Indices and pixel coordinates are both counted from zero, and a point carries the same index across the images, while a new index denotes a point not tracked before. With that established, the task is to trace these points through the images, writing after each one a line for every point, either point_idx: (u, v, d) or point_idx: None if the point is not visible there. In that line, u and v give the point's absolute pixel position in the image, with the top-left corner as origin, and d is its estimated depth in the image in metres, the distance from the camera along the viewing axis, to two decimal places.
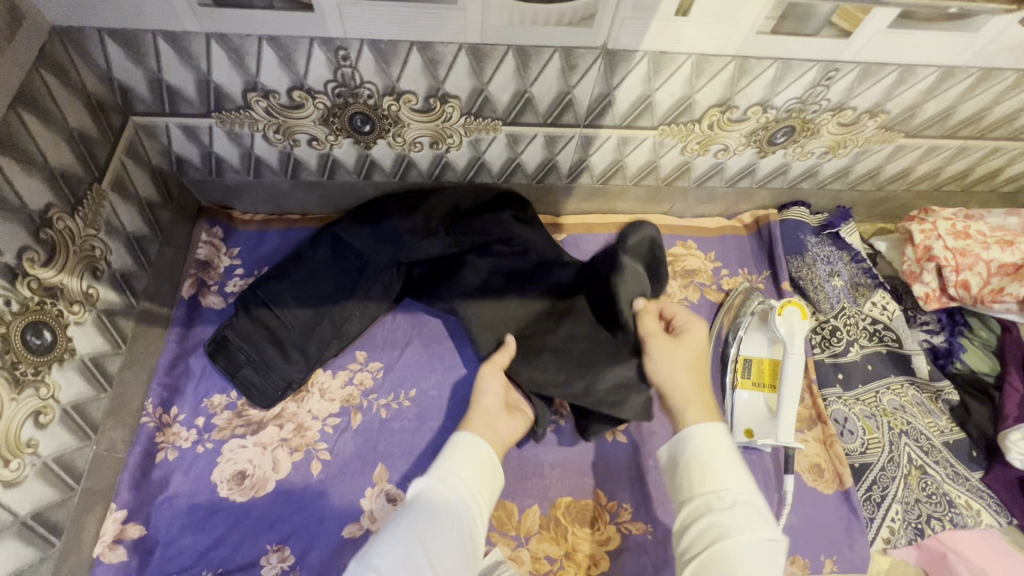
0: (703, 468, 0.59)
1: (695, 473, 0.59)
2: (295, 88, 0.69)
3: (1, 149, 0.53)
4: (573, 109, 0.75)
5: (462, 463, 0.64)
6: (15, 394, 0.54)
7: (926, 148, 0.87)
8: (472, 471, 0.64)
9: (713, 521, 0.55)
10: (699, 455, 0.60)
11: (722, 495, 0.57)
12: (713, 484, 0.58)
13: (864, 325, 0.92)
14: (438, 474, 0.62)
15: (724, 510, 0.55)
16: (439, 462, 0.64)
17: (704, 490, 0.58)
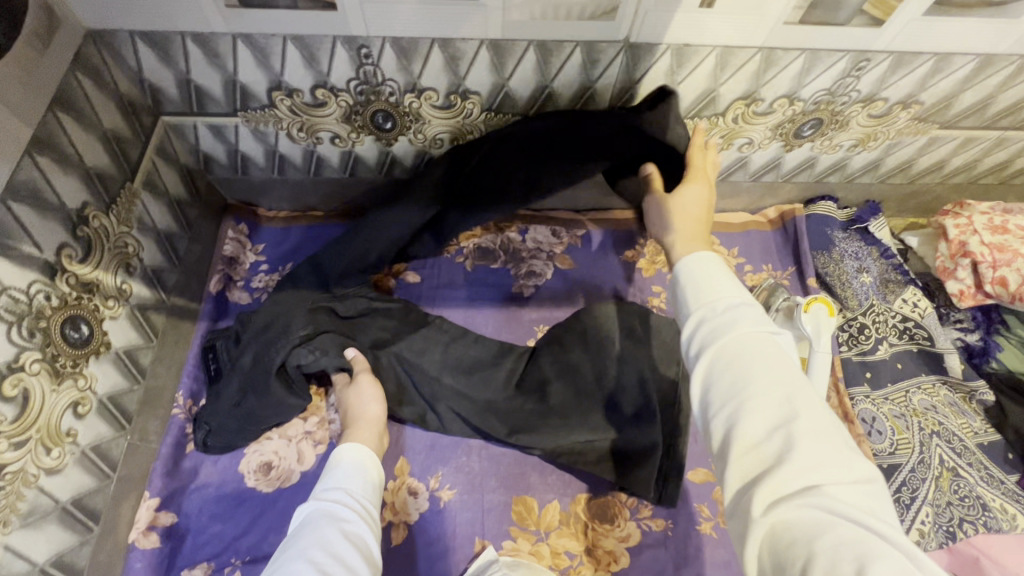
0: (695, 289, 0.50)
1: (693, 291, 0.50)
2: (318, 86, 0.70)
3: (40, 149, 0.54)
4: (594, 104, 0.74)
5: (347, 473, 0.63)
6: (55, 385, 0.57)
7: (961, 140, 0.84)
8: (362, 479, 0.63)
9: (700, 330, 0.47)
10: (686, 285, 0.51)
11: (706, 309, 0.48)
12: (709, 298, 0.49)
13: (893, 323, 0.89)
14: (327, 491, 0.61)
15: (718, 320, 0.47)
16: (320, 485, 0.62)
17: (689, 308, 0.49)
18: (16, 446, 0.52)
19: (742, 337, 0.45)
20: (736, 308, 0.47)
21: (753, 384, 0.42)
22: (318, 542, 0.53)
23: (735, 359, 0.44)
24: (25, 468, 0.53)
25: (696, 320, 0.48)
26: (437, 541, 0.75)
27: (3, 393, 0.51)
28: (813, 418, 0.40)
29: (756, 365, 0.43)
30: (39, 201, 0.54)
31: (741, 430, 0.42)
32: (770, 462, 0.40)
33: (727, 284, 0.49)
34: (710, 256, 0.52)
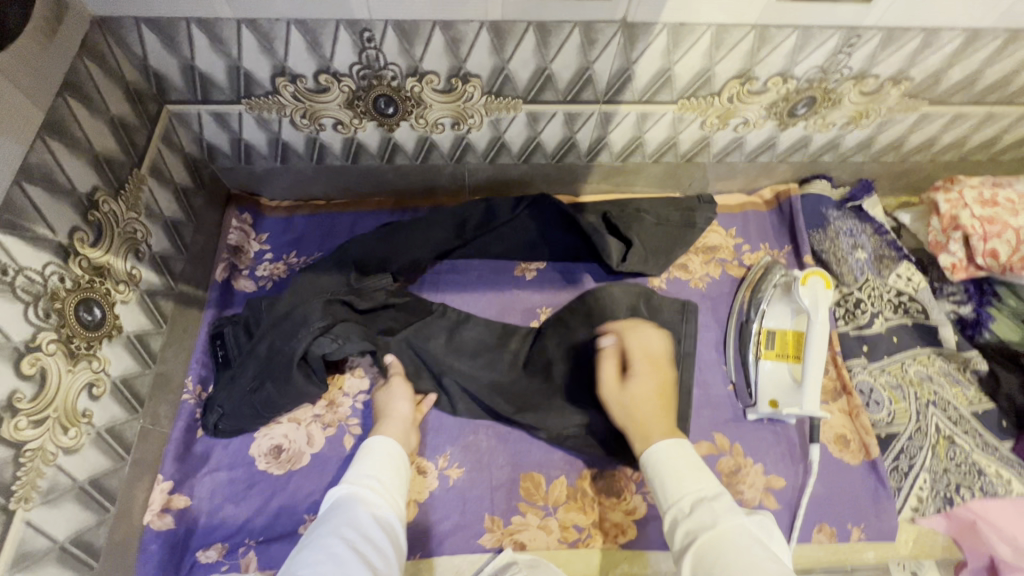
0: (674, 475, 0.61)
1: (674, 481, 0.60)
2: (321, 71, 0.71)
3: (50, 132, 0.55)
4: (592, 85, 0.76)
5: (378, 464, 0.67)
6: (70, 366, 0.58)
7: (951, 115, 0.86)
8: (393, 472, 0.67)
9: (693, 525, 0.57)
10: (663, 473, 0.62)
11: (683, 504, 0.59)
12: (685, 492, 0.59)
13: (888, 298, 0.91)
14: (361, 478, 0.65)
15: (697, 519, 0.57)
16: (352, 470, 0.67)
17: (673, 498, 0.59)
18: (35, 424, 0.53)
19: (738, 534, 0.54)
20: (709, 503, 0.58)
21: (766, 572, 0.50)
22: (347, 526, 0.59)
23: (733, 548, 0.53)
24: (44, 446, 0.54)
25: (688, 506, 0.58)
26: (446, 519, 0.76)
27: (21, 371, 0.52)
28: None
29: (731, 556, 0.52)
30: (51, 183, 0.55)
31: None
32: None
33: (703, 474, 0.61)
34: (674, 441, 0.65)
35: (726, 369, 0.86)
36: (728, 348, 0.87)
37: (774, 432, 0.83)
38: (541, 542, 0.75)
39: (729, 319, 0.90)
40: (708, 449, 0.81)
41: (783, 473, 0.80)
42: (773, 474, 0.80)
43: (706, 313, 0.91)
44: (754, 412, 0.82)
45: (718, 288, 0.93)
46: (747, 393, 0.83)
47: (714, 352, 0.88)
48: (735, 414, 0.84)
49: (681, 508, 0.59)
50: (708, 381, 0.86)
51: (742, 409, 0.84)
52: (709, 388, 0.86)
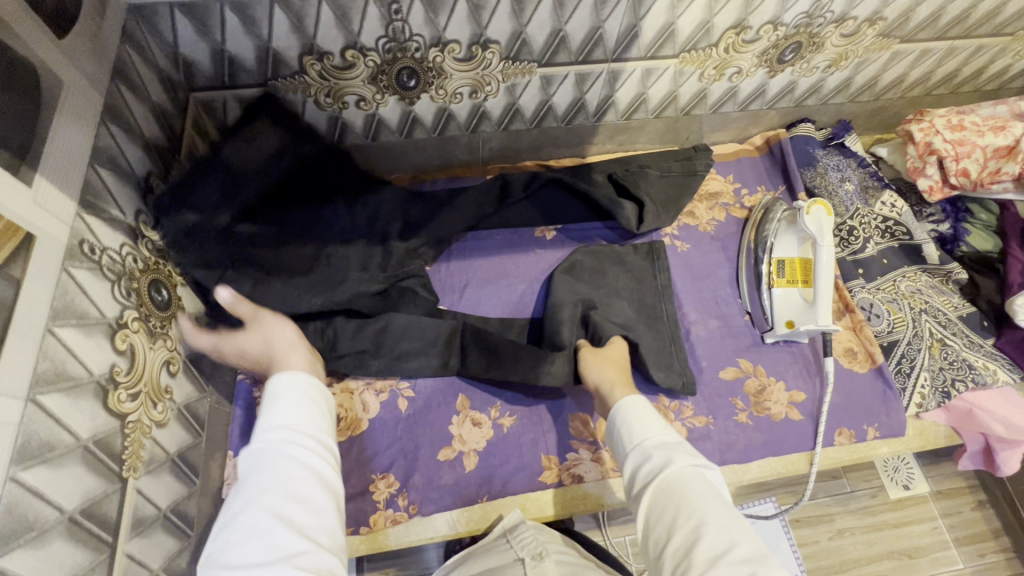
0: (632, 424, 0.64)
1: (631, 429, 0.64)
2: (348, 47, 0.74)
3: (109, 118, 0.57)
4: (602, 44, 0.81)
5: (289, 407, 0.56)
6: (151, 343, 0.60)
7: (919, 52, 0.95)
8: (308, 411, 0.57)
9: (648, 467, 0.59)
10: (626, 418, 0.65)
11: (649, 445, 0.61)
12: (645, 434, 0.62)
13: (876, 224, 1.00)
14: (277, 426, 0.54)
15: (654, 458, 0.60)
16: (260, 420, 0.55)
17: (631, 444, 0.63)
18: (133, 397, 0.55)
19: (681, 476, 0.56)
20: (668, 447, 0.60)
21: (704, 511, 0.53)
22: (266, 489, 0.49)
23: (674, 491, 0.55)
24: (141, 419, 0.56)
25: (643, 450, 0.61)
26: (507, 463, 0.81)
27: (116, 347, 0.53)
28: (749, 542, 0.50)
29: (694, 486, 0.55)
30: (116, 166, 0.57)
31: (695, 547, 0.51)
32: (711, 561, 0.49)
33: (659, 424, 0.64)
34: (637, 397, 0.67)
35: (741, 302, 0.95)
36: (741, 283, 0.95)
37: (790, 352, 0.91)
38: (596, 472, 0.82)
39: (739, 256, 0.98)
40: (735, 373, 0.89)
41: (803, 387, 0.88)
42: (794, 389, 0.88)
43: (717, 253, 0.98)
44: (772, 334, 0.90)
45: (725, 230, 1.00)
46: (763, 319, 0.91)
47: (729, 287, 0.96)
48: (754, 340, 0.92)
49: (635, 455, 0.62)
50: (726, 314, 0.94)
51: (760, 334, 0.92)
52: (728, 320, 0.94)
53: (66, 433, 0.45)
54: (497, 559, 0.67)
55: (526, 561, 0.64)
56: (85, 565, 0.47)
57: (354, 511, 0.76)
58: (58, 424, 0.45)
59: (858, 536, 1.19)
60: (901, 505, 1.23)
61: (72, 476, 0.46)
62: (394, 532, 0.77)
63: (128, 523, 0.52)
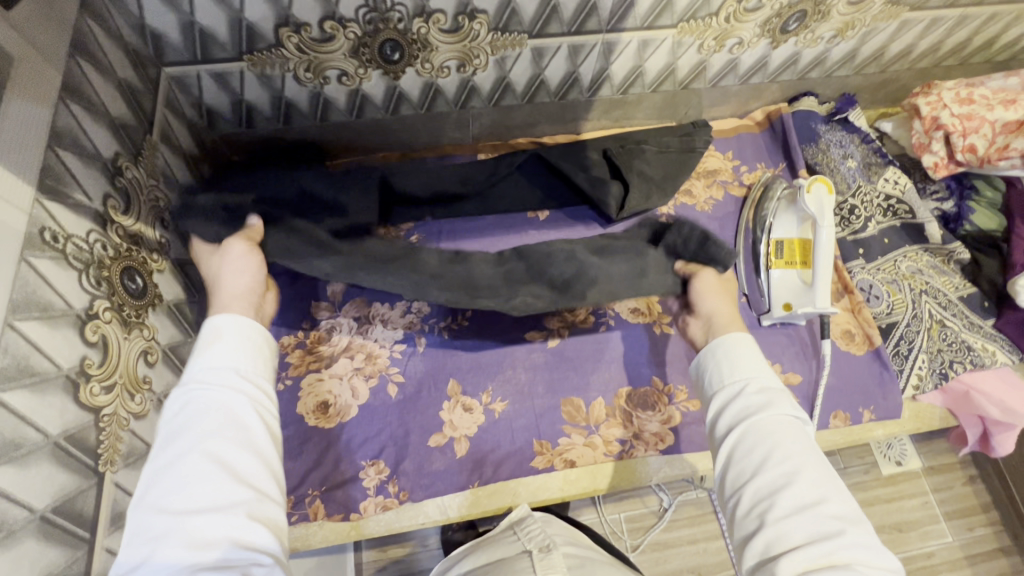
0: (729, 357, 0.62)
1: (711, 345, 0.65)
2: (326, 18, 0.70)
3: (70, 96, 0.53)
4: (596, 14, 0.77)
5: (227, 348, 0.51)
6: (126, 334, 0.57)
7: (929, 21, 0.91)
8: (244, 355, 0.52)
9: (739, 407, 0.58)
10: (723, 354, 0.63)
11: (745, 386, 0.59)
12: (743, 373, 0.60)
13: (879, 202, 0.97)
14: (195, 377, 0.49)
15: (759, 411, 0.57)
16: (195, 362, 0.50)
17: (731, 379, 0.61)
18: (107, 390, 0.53)
19: (785, 429, 0.55)
20: (771, 399, 0.57)
21: (801, 466, 0.52)
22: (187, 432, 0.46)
23: (775, 440, 0.54)
24: (118, 412, 0.54)
25: (736, 394, 0.59)
26: (498, 448, 0.80)
27: (87, 339, 0.51)
28: (838, 502, 0.51)
29: (794, 445, 0.54)
30: (79, 149, 0.54)
31: (784, 490, 0.51)
32: (797, 509, 0.50)
33: (760, 367, 0.61)
34: (748, 341, 0.64)
35: (738, 284, 0.92)
36: (738, 264, 0.93)
37: (787, 335, 0.89)
38: (588, 457, 0.81)
39: (737, 236, 0.95)
40: None
41: (799, 369, 0.87)
42: (790, 371, 0.87)
43: (714, 233, 0.96)
44: (769, 317, 0.88)
45: (724, 209, 0.98)
46: (761, 301, 0.89)
47: (726, 269, 0.94)
48: (751, 322, 0.90)
49: (733, 391, 0.60)
50: None
51: (757, 316, 0.90)
52: None
53: (33, 431, 0.44)
54: (506, 550, 0.66)
55: (533, 553, 0.61)
56: (62, 562, 0.46)
57: (344, 498, 0.76)
58: (24, 422, 0.43)
59: None
60: (893, 479, 1.23)
61: (41, 475, 0.44)
62: (384, 518, 0.76)
63: (107, 517, 0.51)
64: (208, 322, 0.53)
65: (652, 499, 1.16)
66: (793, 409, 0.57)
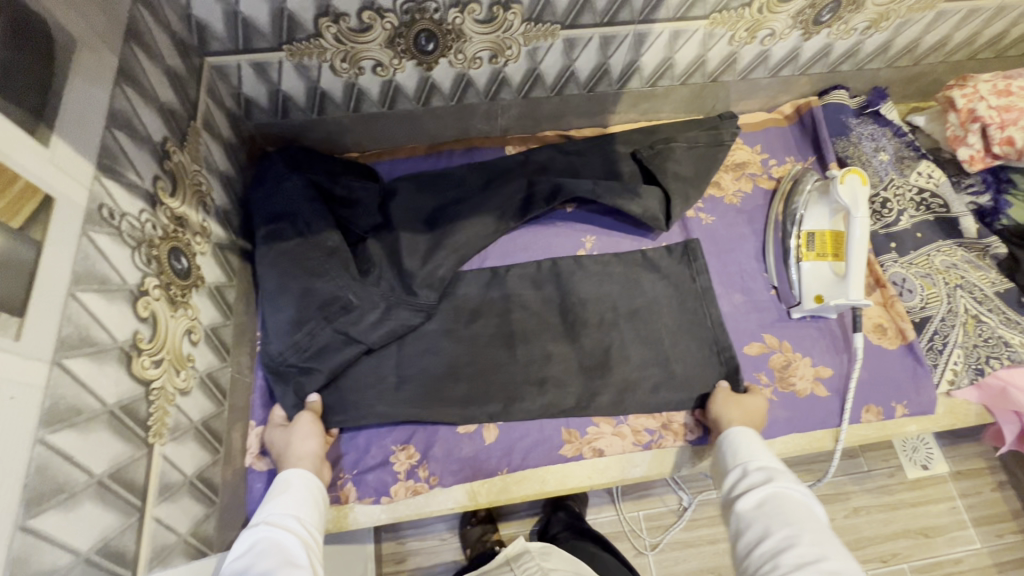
0: (742, 441, 0.67)
1: (724, 434, 0.71)
2: (365, 8, 0.71)
3: (125, 80, 0.55)
4: (629, 4, 0.77)
5: (293, 501, 0.61)
6: (172, 312, 0.59)
7: (965, 12, 0.90)
8: (306, 506, 0.62)
9: (743, 484, 0.62)
10: (734, 440, 0.68)
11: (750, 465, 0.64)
12: (748, 455, 0.65)
13: (911, 196, 0.96)
14: (264, 517, 0.58)
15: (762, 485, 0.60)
16: (267, 507, 0.60)
17: (734, 463, 0.66)
18: (156, 364, 0.55)
19: (789, 500, 0.57)
20: (775, 472, 0.62)
21: (801, 531, 0.53)
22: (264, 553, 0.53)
23: (778, 509, 0.56)
24: (165, 386, 0.56)
25: (743, 473, 0.64)
26: (526, 436, 0.80)
27: (138, 314, 0.53)
28: (842, 562, 0.50)
29: (797, 513, 0.55)
30: (133, 130, 0.55)
31: (785, 552, 0.52)
32: (799, 566, 0.50)
33: (766, 451, 0.66)
34: (751, 433, 0.69)
35: (767, 276, 0.92)
36: (767, 256, 0.92)
37: (817, 328, 0.88)
38: (617, 447, 0.81)
39: (766, 228, 0.94)
40: (761, 349, 0.86)
41: (830, 363, 0.86)
42: (821, 365, 0.86)
43: (742, 226, 0.95)
44: (799, 309, 0.87)
45: (752, 202, 0.97)
46: (791, 294, 0.88)
47: (755, 261, 0.93)
48: (780, 315, 0.89)
49: (739, 471, 0.64)
50: (751, 289, 0.91)
51: (787, 309, 0.89)
52: (753, 295, 0.91)
53: (92, 398, 0.45)
54: None
55: None
56: (116, 527, 0.47)
57: (374, 482, 0.77)
58: (84, 388, 0.45)
59: (875, 515, 1.18)
60: (919, 484, 1.21)
61: (98, 440, 0.46)
62: (415, 502, 0.77)
63: (155, 487, 0.53)
64: (280, 477, 0.65)
65: (671, 497, 1.15)
66: (798, 482, 0.60)
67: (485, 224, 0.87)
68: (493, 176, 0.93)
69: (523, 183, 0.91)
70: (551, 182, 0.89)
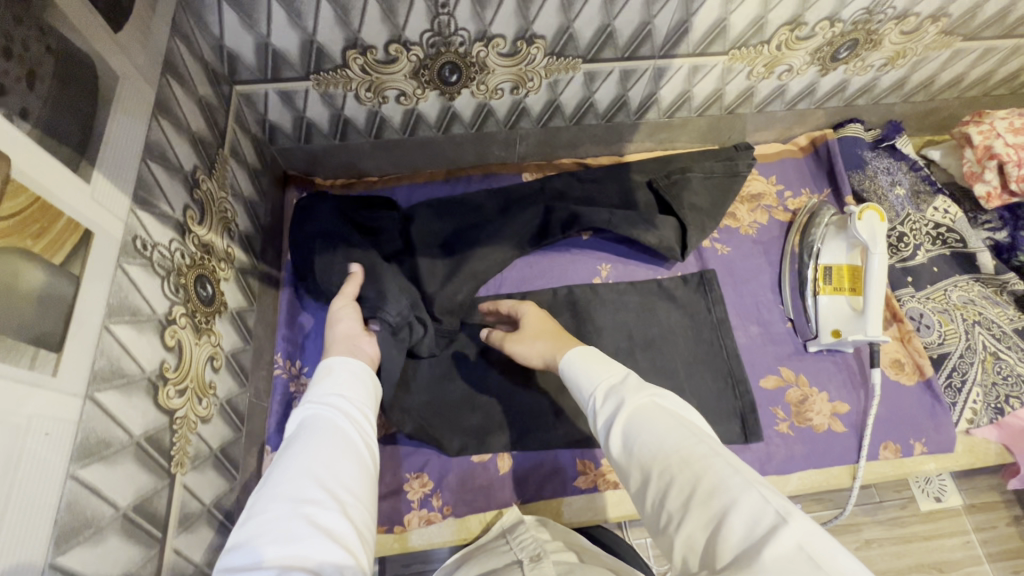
0: (590, 371, 0.56)
1: (574, 365, 0.59)
2: (392, 41, 0.73)
3: (159, 112, 0.56)
4: (651, 40, 0.78)
5: (341, 381, 0.56)
6: (197, 339, 0.59)
7: (981, 51, 0.91)
8: (358, 387, 0.56)
9: (604, 419, 0.51)
10: (579, 375, 0.57)
11: (601, 393, 0.53)
12: (600, 381, 0.55)
13: (928, 230, 0.97)
14: (315, 398, 0.53)
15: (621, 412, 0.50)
16: (312, 392, 0.54)
17: (587, 398, 0.55)
18: (180, 393, 0.55)
19: (648, 418, 0.48)
20: (624, 390, 0.52)
21: (664, 450, 0.44)
22: (312, 433, 0.48)
23: (640, 435, 0.47)
24: (188, 415, 0.56)
25: (599, 406, 0.53)
26: (541, 466, 0.80)
27: (165, 343, 0.53)
28: (714, 465, 0.42)
29: (662, 431, 0.46)
30: (166, 161, 0.56)
31: (665, 489, 0.43)
32: (681, 500, 0.41)
33: (610, 368, 0.56)
34: (588, 354, 0.59)
35: (783, 308, 0.91)
36: (784, 288, 0.92)
37: (834, 362, 0.88)
38: None
39: (782, 260, 0.94)
40: (777, 383, 0.86)
41: (847, 399, 0.85)
42: (838, 400, 0.85)
43: (759, 257, 0.95)
44: (816, 343, 0.87)
45: (768, 233, 0.97)
46: (807, 327, 0.88)
47: (771, 292, 0.93)
48: (796, 348, 0.89)
49: (595, 404, 0.53)
50: (767, 321, 0.91)
51: (803, 342, 0.89)
52: (768, 327, 0.91)
53: (120, 430, 0.45)
54: (497, 562, 0.65)
55: (523, 563, 0.61)
56: (138, 561, 0.47)
57: (388, 510, 0.76)
58: (114, 422, 0.45)
59: (887, 548, 1.16)
60: (932, 517, 1.19)
61: (125, 473, 0.46)
62: (427, 532, 0.76)
63: (176, 518, 0.53)
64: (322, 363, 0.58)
65: None
66: (653, 390, 0.51)
67: (504, 251, 0.87)
68: (511, 202, 0.93)
69: (540, 210, 0.91)
70: (568, 211, 0.89)
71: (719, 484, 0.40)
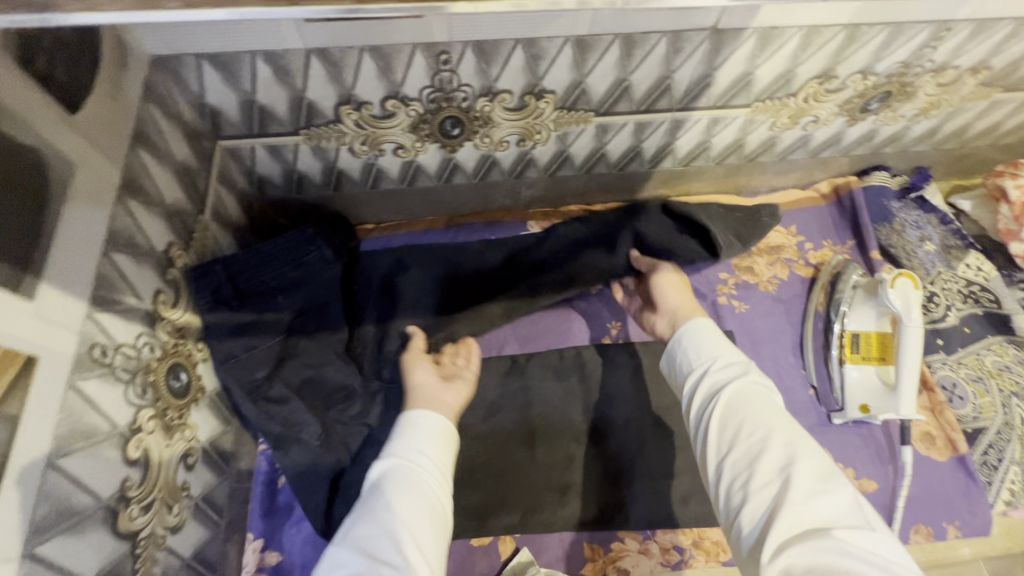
0: (711, 341, 0.59)
1: (690, 330, 0.61)
2: (389, 97, 0.67)
3: (128, 192, 0.51)
4: (669, 94, 0.73)
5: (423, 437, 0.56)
6: (168, 440, 0.54)
7: (1021, 101, 0.85)
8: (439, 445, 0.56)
9: (711, 379, 0.55)
10: (695, 338, 0.60)
11: (717, 363, 0.57)
12: (714, 353, 0.58)
13: (959, 289, 0.91)
14: (396, 452, 0.54)
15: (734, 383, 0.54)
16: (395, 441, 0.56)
17: (695, 362, 0.58)
18: (145, 510, 0.49)
19: (764, 405, 0.51)
20: (747, 369, 0.55)
21: (773, 428, 0.49)
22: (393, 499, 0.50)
23: (750, 411, 0.51)
24: (154, 531, 0.50)
25: (707, 372, 0.57)
26: (546, 550, 0.74)
27: (128, 457, 0.47)
28: (815, 462, 0.47)
29: (774, 417, 0.50)
30: (134, 248, 0.51)
31: (760, 457, 0.48)
32: (773, 475, 0.46)
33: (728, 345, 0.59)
34: (704, 321, 0.62)
35: (806, 374, 0.85)
36: (806, 352, 0.86)
37: (860, 435, 0.82)
38: (645, 567, 0.74)
39: (804, 321, 0.88)
40: None
41: (875, 476, 0.79)
42: (866, 478, 0.79)
43: (780, 317, 0.89)
44: (841, 416, 0.82)
45: (790, 290, 0.91)
46: (831, 397, 0.83)
47: (792, 355, 0.87)
48: (820, 419, 0.83)
49: (702, 369, 0.57)
50: (788, 388, 0.84)
51: (827, 413, 0.83)
52: (789, 395, 0.85)
53: None
54: None
55: None
56: None
57: None
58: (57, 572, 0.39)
59: None
60: None
61: None
62: None
63: None
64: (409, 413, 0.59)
65: None
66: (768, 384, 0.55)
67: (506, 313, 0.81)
68: None
69: None
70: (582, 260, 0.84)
71: (823, 478, 0.45)
